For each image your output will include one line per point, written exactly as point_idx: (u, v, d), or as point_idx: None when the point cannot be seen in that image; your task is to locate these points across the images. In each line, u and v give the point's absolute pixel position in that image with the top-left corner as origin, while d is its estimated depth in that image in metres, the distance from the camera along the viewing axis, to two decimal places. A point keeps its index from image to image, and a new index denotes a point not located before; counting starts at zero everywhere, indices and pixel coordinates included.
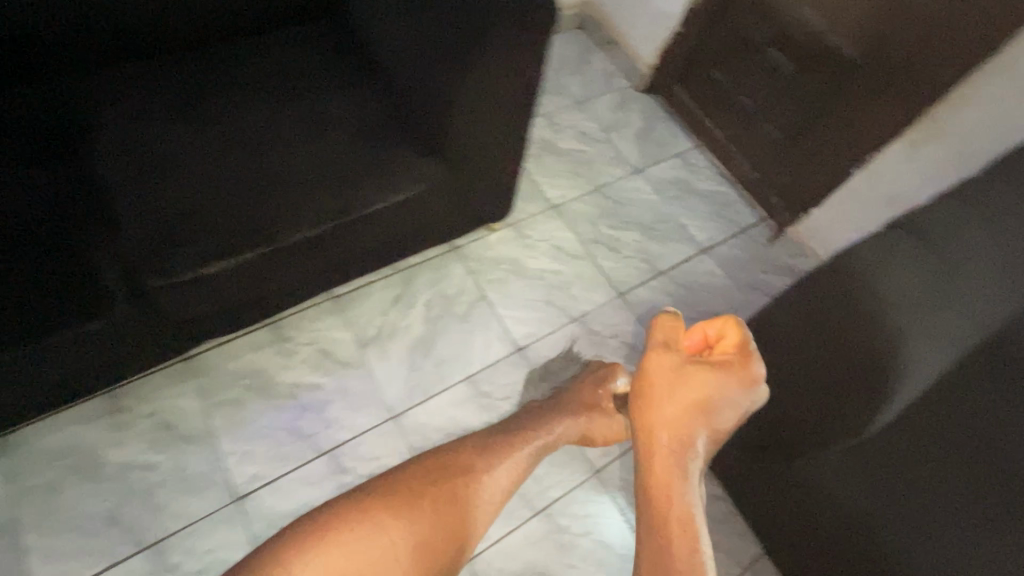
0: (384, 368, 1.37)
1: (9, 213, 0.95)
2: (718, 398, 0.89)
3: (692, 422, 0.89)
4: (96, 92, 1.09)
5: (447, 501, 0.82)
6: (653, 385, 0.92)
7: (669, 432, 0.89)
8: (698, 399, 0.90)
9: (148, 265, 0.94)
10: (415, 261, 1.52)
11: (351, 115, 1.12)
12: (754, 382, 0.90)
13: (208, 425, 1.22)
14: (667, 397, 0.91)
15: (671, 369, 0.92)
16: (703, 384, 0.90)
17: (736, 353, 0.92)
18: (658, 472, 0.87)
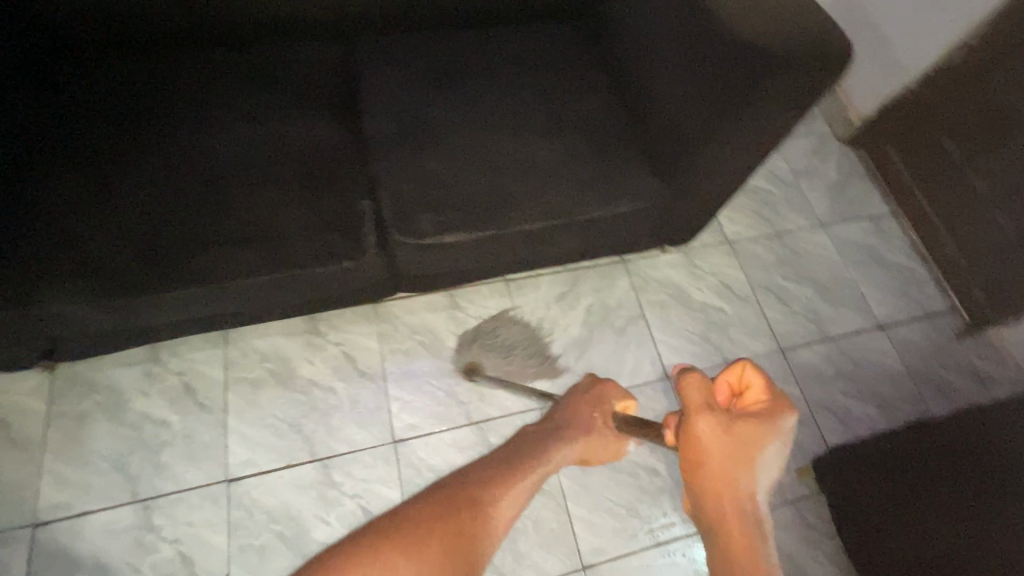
0: (539, 360, 1.42)
1: (299, 147, 1.08)
2: (762, 455, 0.71)
3: (745, 487, 0.70)
4: (377, 51, 1.20)
5: (463, 531, 0.67)
6: (710, 450, 0.70)
7: (733, 501, 0.70)
8: (753, 464, 0.70)
9: (402, 223, 1.03)
10: (585, 265, 1.56)
11: (591, 122, 1.16)
12: (789, 433, 0.73)
13: (382, 367, 1.35)
14: (729, 466, 0.70)
15: (725, 428, 0.70)
16: (758, 447, 0.71)
17: (768, 402, 0.74)
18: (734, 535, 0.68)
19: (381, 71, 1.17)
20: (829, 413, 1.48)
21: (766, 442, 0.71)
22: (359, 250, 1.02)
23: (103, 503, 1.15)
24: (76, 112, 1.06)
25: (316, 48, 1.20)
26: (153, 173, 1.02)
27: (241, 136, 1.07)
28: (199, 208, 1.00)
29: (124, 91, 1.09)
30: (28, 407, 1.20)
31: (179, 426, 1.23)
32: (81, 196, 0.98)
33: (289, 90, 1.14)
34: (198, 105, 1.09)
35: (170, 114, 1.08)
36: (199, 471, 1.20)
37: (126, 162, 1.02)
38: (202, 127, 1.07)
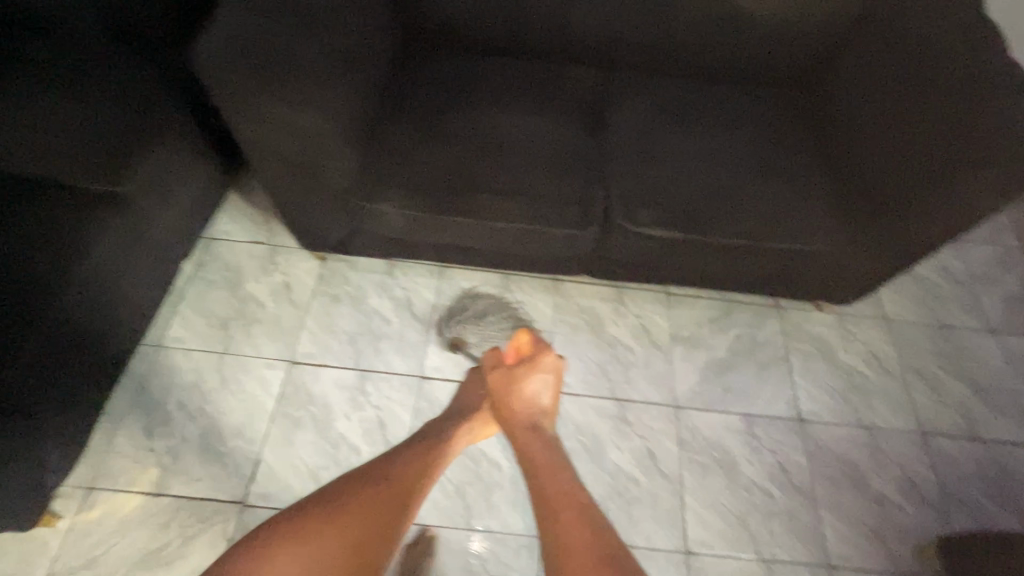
0: (682, 366, 1.60)
1: (558, 140, 1.36)
2: (528, 386, 1.05)
3: (525, 411, 1.04)
4: (629, 82, 1.50)
5: (368, 500, 0.92)
6: (495, 394, 1.08)
7: (517, 425, 1.04)
8: (522, 398, 1.05)
9: (629, 216, 1.30)
10: (740, 299, 1.73)
11: (794, 174, 1.38)
12: (554, 367, 1.06)
13: (551, 330, 1.62)
14: (506, 402, 1.06)
15: (504, 376, 1.07)
16: (525, 382, 1.05)
17: (536, 350, 1.08)
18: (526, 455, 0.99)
19: (629, 96, 1.47)
20: (964, 508, 1.47)
21: (527, 377, 1.06)
22: (587, 224, 1.30)
23: (334, 363, 1.51)
24: (420, 79, 1.41)
25: (588, 73, 1.51)
26: (462, 132, 1.32)
27: (515, 117, 1.37)
28: (485, 163, 1.30)
29: (454, 73, 1.43)
30: (303, 280, 1.63)
31: (397, 326, 1.58)
32: (414, 135, 1.31)
33: (567, 98, 1.44)
34: (502, 93, 1.41)
35: (481, 95, 1.40)
36: (402, 363, 1.53)
37: (448, 118, 1.34)
38: (502, 108, 1.38)
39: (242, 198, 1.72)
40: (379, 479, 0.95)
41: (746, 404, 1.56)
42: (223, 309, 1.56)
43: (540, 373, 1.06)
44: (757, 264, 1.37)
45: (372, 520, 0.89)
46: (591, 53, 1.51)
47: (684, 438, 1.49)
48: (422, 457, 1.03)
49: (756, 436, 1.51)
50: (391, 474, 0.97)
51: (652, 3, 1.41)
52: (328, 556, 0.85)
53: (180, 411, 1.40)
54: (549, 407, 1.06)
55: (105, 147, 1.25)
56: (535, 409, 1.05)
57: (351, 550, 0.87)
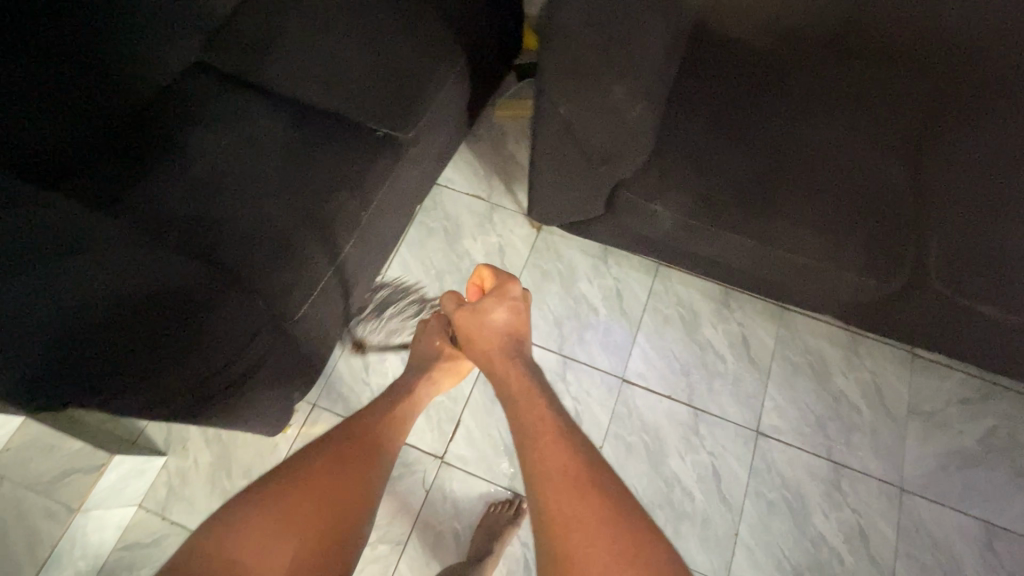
0: (917, 446, 1.39)
1: (875, 168, 1.15)
2: (491, 314, 0.95)
3: (491, 334, 0.94)
4: (969, 106, 1.25)
5: (344, 462, 0.84)
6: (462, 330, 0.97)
7: (494, 348, 0.93)
8: (486, 326, 0.95)
9: (950, 278, 1.09)
10: (1008, 386, 1.43)
11: None
12: (511, 297, 0.97)
13: (770, 364, 1.46)
14: (470, 332, 0.95)
15: (468, 311, 0.96)
16: (487, 312, 0.95)
17: (501, 283, 0.99)
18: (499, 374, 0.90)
19: (962, 129, 1.22)
20: None
21: (494, 307, 0.96)
22: (892, 278, 1.10)
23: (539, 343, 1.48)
24: (722, 63, 1.23)
25: (919, 88, 1.26)
26: (764, 137, 1.15)
27: (826, 129, 1.17)
28: (785, 180, 1.12)
29: (762, 64, 1.24)
30: (516, 249, 1.58)
31: (604, 318, 1.50)
32: (712, 130, 1.15)
33: (888, 117, 1.21)
34: (816, 98, 1.20)
35: (790, 96, 1.20)
36: (605, 359, 1.46)
37: (750, 117, 1.16)
38: (814, 117, 1.18)
39: (470, 148, 1.68)
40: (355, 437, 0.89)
41: (990, 511, 1.33)
42: (438, 260, 1.56)
43: (506, 304, 0.96)
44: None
45: (348, 469, 0.83)
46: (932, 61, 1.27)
47: (905, 529, 1.31)
48: (385, 415, 0.97)
49: (994, 550, 1.30)
50: (356, 427, 0.92)
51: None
52: (306, 514, 0.75)
53: (393, 353, 1.46)
54: (509, 327, 0.95)
55: (393, 90, 1.24)
56: (501, 332, 0.94)
57: (331, 514, 0.77)
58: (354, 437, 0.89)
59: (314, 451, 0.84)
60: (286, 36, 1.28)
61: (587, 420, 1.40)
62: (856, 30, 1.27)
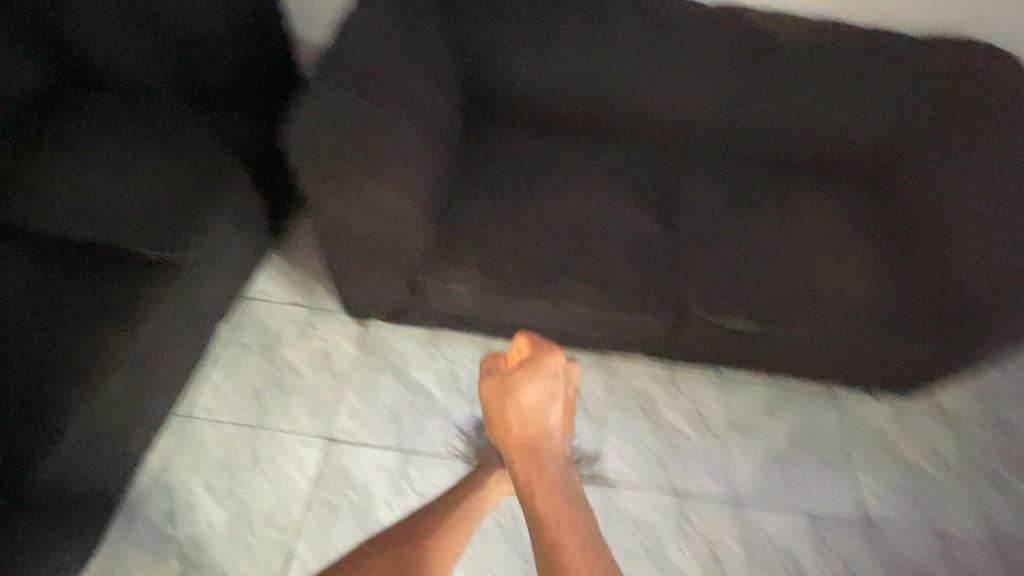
0: (741, 458, 1.51)
1: (630, 225, 1.33)
2: (527, 392, 0.89)
3: (517, 414, 0.90)
4: (696, 164, 1.50)
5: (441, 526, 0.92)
6: (493, 408, 0.93)
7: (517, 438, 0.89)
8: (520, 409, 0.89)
9: (707, 305, 1.27)
10: (798, 386, 1.65)
11: (867, 268, 1.37)
12: (560, 372, 0.89)
13: (605, 413, 1.53)
14: (501, 412, 0.91)
15: (495, 386, 0.92)
16: (522, 389, 0.89)
17: (541, 353, 0.92)
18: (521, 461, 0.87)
19: (695, 179, 1.46)
20: None
21: (525, 383, 0.89)
22: (659, 311, 1.25)
23: (377, 443, 1.40)
24: (493, 151, 1.41)
25: (655, 156, 1.51)
26: (535, 210, 1.30)
27: (583, 197, 1.35)
28: (556, 244, 1.26)
29: (528, 149, 1.43)
30: (342, 349, 1.53)
31: (441, 403, 1.48)
32: (490, 210, 1.28)
33: (636, 179, 1.43)
34: (574, 172, 1.40)
35: (554, 174, 1.38)
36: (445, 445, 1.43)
37: (521, 195, 1.32)
38: (576, 188, 1.36)
39: (284, 257, 1.65)
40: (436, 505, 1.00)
41: (812, 504, 1.46)
42: (257, 377, 1.45)
43: (540, 377, 0.89)
44: (824, 356, 1.35)
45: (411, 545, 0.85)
46: (667, 141, 1.53)
47: (751, 542, 1.38)
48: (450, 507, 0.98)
49: (825, 541, 1.41)
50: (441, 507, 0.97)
51: (723, 92, 1.45)
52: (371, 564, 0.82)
53: (207, 494, 1.28)
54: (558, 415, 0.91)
55: (166, 216, 1.24)
56: (542, 417, 0.90)
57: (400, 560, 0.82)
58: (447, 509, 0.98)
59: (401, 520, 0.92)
60: (45, 182, 1.26)
61: None
62: (596, 120, 1.49)
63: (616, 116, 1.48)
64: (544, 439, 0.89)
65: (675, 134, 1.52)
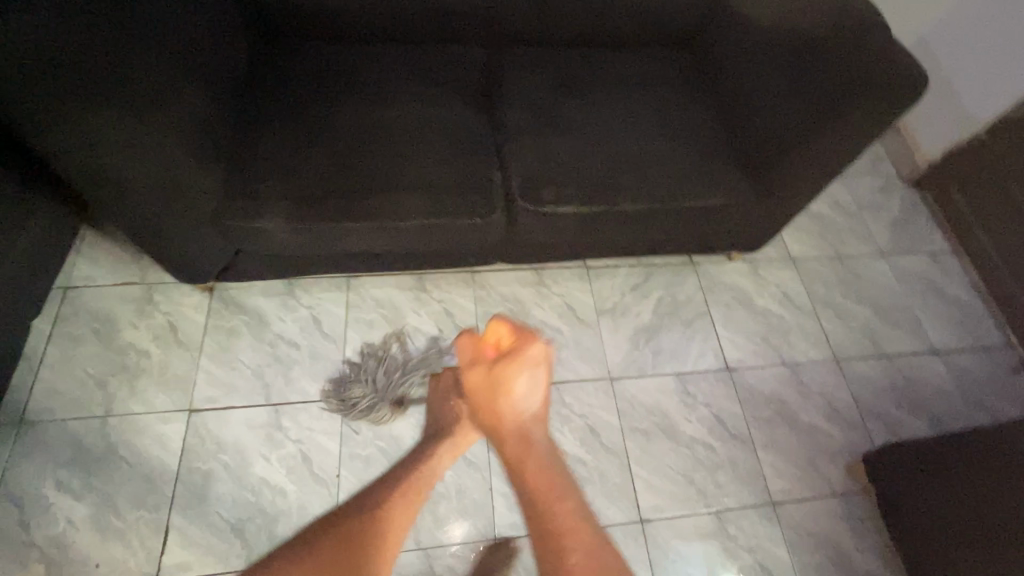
0: (610, 338, 1.59)
1: (442, 129, 1.28)
2: (514, 384, 0.81)
3: (514, 411, 0.81)
4: (513, 56, 1.46)
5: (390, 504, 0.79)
6: (473, 397, 0.85)
7: (505, 426, 0.81)
8: (510, 405, 0.81)
9: (530, 191, 1.24)
10: (658, 262, 1.73)
11: (689, 128, 1.36)
12: (542, 360, 0.82)
13: (475, 324, 1.56)
14: (489, 404, 0.83)
15: (483, 373, 0.84)
16: (508, 381, 0.82)
17: (518, 340, 0.83)
18: (512, 446, 0.80)
19: (513, 72, 1.42)
20: (884, 423, 1.57)
21: (512, 376, 0.81)
22: (484, 209, 1.22)
23: (243, 403, 1.37)
24: (290, 78, 1.31)
25: (470, 55, 1.45)
26: (339, 131, 1.24)
27: (391, 110, 1.29)
28: (366, 162, 1.21)
29: (328, 70, 1.34)
30: (189, 318, 1.45)
31: (307, 351, 1.46)
32: (285, 139, 1.21)
33: (447, 81, 1.37)
34: (383, 86, 1.33)
35: (359, 91, 1.31)
36: (319, 389, 1.42)
37: (322, 118, 1.25)
38: (384, 101, 1.30)
39: (104, 236, 1.51)
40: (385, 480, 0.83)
41: (678, 365, 1.57)
42: (96, 366, 1.36)
43: (529, 369, 0.82)
44: (667, 226, 1.36)
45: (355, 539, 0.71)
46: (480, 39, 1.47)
47: (624, 410, 1.49)
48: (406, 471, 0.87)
49: (690, 392, 1.54)
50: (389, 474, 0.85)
51: None
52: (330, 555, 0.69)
53: (61, 493, 1.22)
54: (541, 408, 0.83)
55: None
56: (525, 410, 0.82)
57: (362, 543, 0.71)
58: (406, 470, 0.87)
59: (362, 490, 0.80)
60: None
61: (316, 454, 1.33)
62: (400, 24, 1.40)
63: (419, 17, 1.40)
64: (526, 423, 0.81)
65: (487, 26, 1.44)
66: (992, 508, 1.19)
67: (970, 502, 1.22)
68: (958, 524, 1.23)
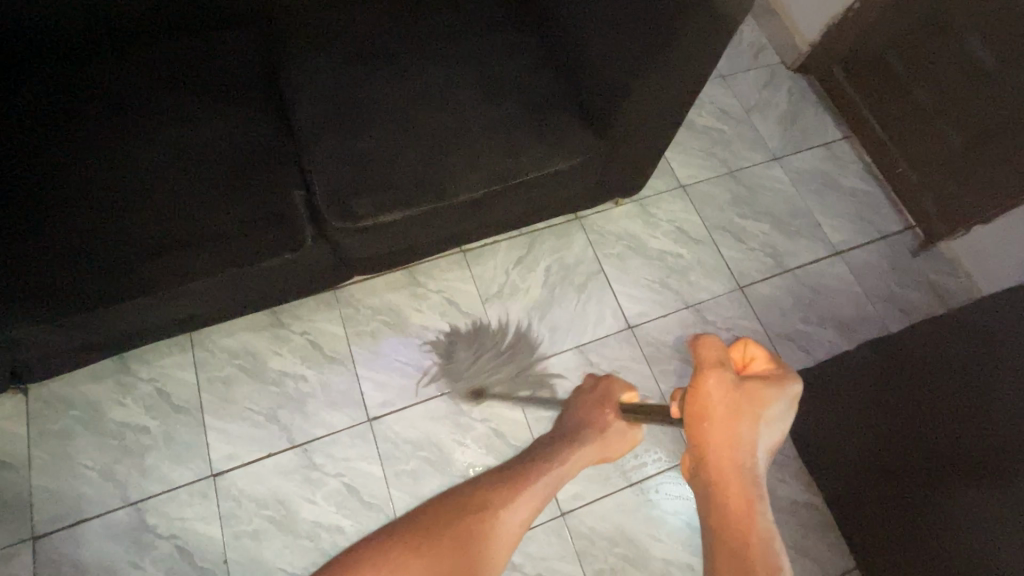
0: (502, 326, 1.45)
1: (228, 151, 1.10)
2: (768, 414, 0.62)
3: (744, 463, 0.59)
4: (302, 30, 1.21)
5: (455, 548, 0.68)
6: (703, 426, 0.60)
7: (737, 488, 0.57)
8: (739, 440, 0.59)
9: (338, 207, 1.05)
10: (540, 226, 1.57)
11: (521, 81, 1.16)
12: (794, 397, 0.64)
13: (348, 350, 1.39)
14: (724, 439, 0.59)
15: (729, 387, 0.61)
16: (760, 412, 0.61)
17: (772, 374, 0.66)
18: (737, 510, 0.56)
19: (302, 53, 1.17)
20: (794, 342, 1.53)
21: (768, 401, 0.62)
22: (292, 241, 1.07)
23: (97, 510, 1.21)
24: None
25: (253, 45, 1.22)
26: (89, 185, 1.05)
27: (163, 140, 1.10)
28: (143, 214, 1.05)
29: (56, 105, 1.11)
30: (6, 432, 1.24)
31: (159, 431, 1.27)
32: (34, 209, 1.02)
33: (204, 88, 1.16)
34: (125, 113, 1.12)
35: (109, 126, 1.10)
36: (183, 472, 1.25)
37: (55, 172, 1.05)
38: (130, 131, 1.10)
39: None
40: (478, 506, 0.74)
41: (576, 336, 1.47)
42: None
43: (785, 396, 0.64)
44: (514, 200, 1.19)
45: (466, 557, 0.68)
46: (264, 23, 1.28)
47: (527, 401, 1.39)
48: (462, 505, 0.74)
49: (593, 363, 1.44)
50: (480, 495, 0.76)
51: None
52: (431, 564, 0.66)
53: None
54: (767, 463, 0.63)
55: None
56: (754, 454, 0.60)
57: (466, 561, 0.67)
58: (464, 510, 0.73)
59: (451, 502, 0.75)
60: None
61: (195, 543, 1.20)
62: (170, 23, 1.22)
63: (146, 16, 1.19)
64: (744, 478, 0.57)
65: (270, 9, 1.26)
66: (918, 414, 1.16)
67: (876, 424, 1.21)
68: (858, 445, 1.23)
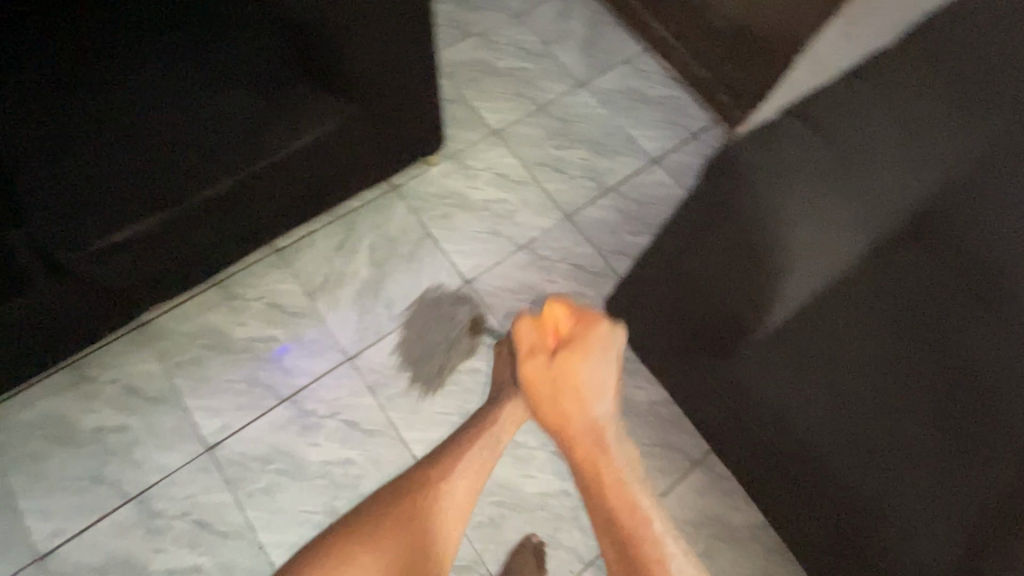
0: (335, 316, 1.40)
1: None
2: (586, 372, 0.88)
3: (581, 407, 0.87)
4: None
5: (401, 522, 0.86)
6: (539, 390, 0.90)
7: (575, 423, 0.87)
8: (582, 382, 0.87)
9: (60, 241, 1.02)
10: (355, 205, 1.51)
11: (244, 59, 1.13)
12: (610, 344, 0.90)
13: (170, 384, 1.29)
14: (553, 394, 0.89)
15: (547, 365, 0.89)
16: (577, 363, 0.88)
17: (581, 330, 0.91)
18: (580, 439, 0.87)
19: None
20: (628, 255, 1.57)
21: (584, 360, 0.88)
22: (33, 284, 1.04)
23: None
24: None
25: None
26: None
27: None
28: None
29: None
30: None
31: None
32: None
33: None
34: None
35: None
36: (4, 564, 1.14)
37: None
38: None
39: None
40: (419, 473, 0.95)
41: (414, 306, 1.44)
42: None
43: (600, 346, 0.89)
44: (278, 184, 1.20)
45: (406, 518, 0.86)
46: None
47: (375, 383, 1.35)
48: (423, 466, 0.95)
49: (437, 327, 1.42)
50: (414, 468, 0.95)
51: None
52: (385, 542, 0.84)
53: None
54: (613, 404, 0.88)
55: None
56: (598, 392, 0.88)
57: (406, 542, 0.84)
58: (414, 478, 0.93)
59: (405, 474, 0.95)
60: None
61: None
62: None
63: None
64: (583, 417, 0.87)
65: None
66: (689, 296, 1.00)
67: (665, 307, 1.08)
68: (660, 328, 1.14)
